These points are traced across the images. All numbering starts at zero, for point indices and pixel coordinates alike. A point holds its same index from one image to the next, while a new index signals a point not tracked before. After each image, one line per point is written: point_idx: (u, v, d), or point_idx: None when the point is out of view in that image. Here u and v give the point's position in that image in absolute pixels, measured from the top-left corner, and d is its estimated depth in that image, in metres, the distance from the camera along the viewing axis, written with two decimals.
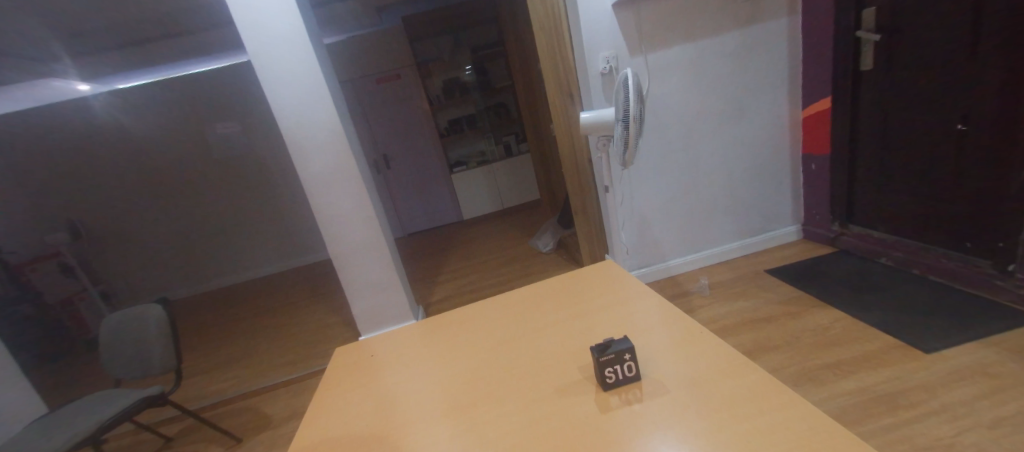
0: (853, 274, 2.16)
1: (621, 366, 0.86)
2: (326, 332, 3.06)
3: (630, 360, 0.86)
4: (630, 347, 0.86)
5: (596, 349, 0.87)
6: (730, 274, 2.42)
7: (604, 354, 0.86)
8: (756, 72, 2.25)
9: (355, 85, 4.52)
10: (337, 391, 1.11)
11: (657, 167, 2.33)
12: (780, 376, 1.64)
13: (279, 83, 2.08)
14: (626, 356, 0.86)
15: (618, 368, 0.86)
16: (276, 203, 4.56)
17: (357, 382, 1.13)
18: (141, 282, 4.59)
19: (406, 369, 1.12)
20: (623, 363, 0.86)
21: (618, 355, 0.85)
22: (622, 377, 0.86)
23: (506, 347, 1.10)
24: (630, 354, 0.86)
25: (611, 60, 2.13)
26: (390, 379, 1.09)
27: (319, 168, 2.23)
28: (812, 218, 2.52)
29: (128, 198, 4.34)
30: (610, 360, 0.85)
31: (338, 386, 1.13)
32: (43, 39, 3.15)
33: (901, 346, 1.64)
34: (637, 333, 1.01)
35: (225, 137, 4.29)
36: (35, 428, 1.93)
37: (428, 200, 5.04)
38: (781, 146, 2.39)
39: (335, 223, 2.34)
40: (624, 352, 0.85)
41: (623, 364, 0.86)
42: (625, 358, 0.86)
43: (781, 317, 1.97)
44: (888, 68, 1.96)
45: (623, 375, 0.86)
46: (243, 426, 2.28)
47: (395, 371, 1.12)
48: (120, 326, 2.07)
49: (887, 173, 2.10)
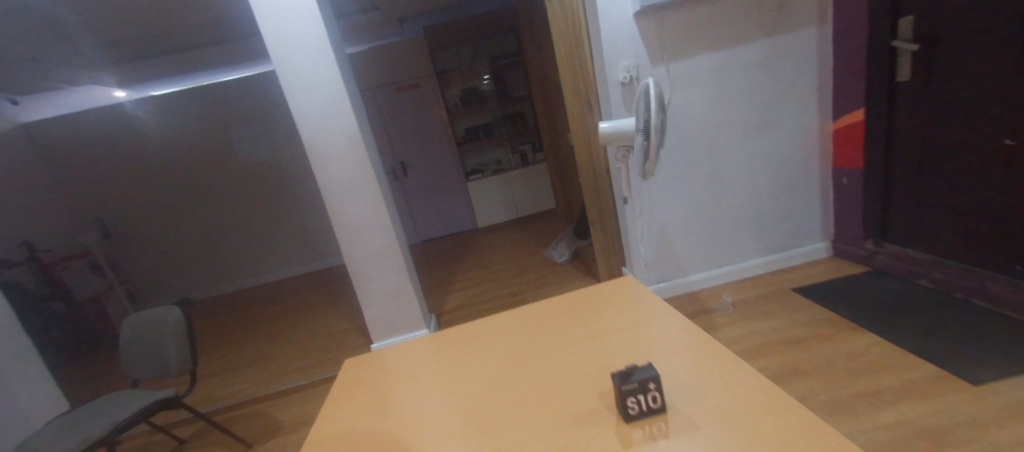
0: (888, 296, 2.04)
1: (645, 396, 0.80)
2: (340, 339, 3.06)
3: (654, 390, 0.80)
4: (656, 376, 0.79)
5: (618, 376, 0.81)
6: (754, 292, 2.31)
7: (627, 382, 0.79)
8: (785, 83, 2.17)
9: (375, 94, 4.59)
10: (345, 405, 1.07)
11: (678, 178, 2.26)
12: (810, 403, 1.55)
13: (302, 92, 2.10)
14: (650, 386, 0.79)
15: (641, 398, 0.80)
16: (295, 208, 4.63)
17: (368, 395, 1.09)
18: (163, 283, 4.70)
19: (417, 385, 1.08)
20: (647, 393, 0.80)
21: (642, 384, 0.79)
22: (646, 408, 0.80)
23: (520, 367, 1.05)
24: (654, 383, 0.79)
25: (631, 70, 2.08)
26: (400, 397, 1.05)
27: (336, 174, 2.24)
28: (843, 235, 2.40)
29: (154, 201, 4.47)
30: (633, 389, 0.79)
31: (345, 402, 1.09)
32: (84, 47, 3.30)
33: (944, 378, 1.53)
34: (661, 359, 0.94)
35: (249, 143, 4.39)
36: (56, 425, 1.95)
37: (444, 207, 5.04)
38: (810, 160, 2.30)
39: (350, 229, 2.32)
40: (649, 381, 0.79)
41: (647, 394, 0.80)
42: (650, 387, 0.79)
43: (810, 339, 1.87)
44: (927, 79, 1.86)
45: (646, 406, 0.80)
46: (254, 431, 2.27)
47: (406, 387, 1.08)
48: (140, 326, 2.10)
49: (925, 188, 1.98)
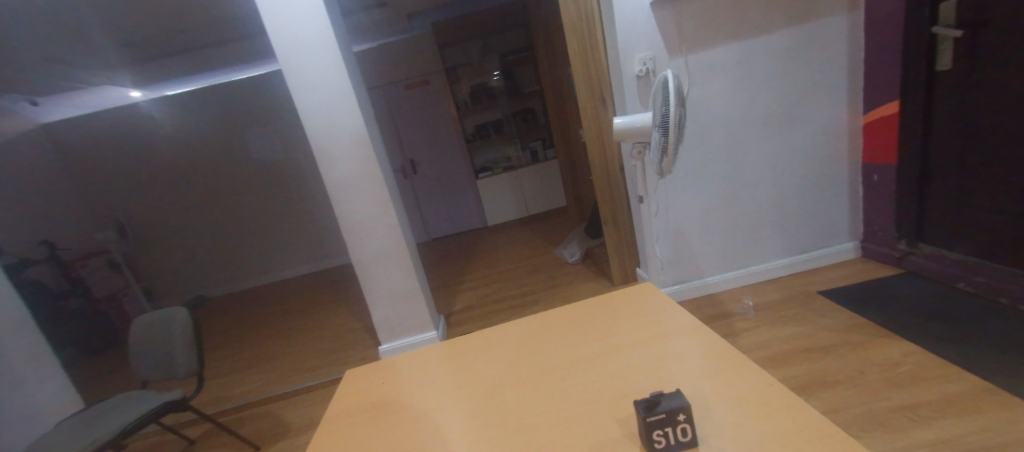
0: (923, 300, 1.92)
1: (674, 429, 0.72)
2: (349, 339, 3.02)
3: (683, 422, 0.72)
4: (685, 407, 0.71)
5: (642, 406, 0.74)
6: (777, 295, 2.20)
7: (652, 413, 0.72)
8: (812, 74, 2.05)
9: (384, 91, 4.54)
10: (345, 424, 1.00)
11: (696, 176, 2.16)
12: (842, 416, 1.45)
13: (307, 89, 2.04)
14: (679, 417, 0.71)
15: (669, 431, 0.72)
16: (304, 206, 4.62)
17: (367, 413, 1.02)
18: (176, 281, 4.73)
19: (421, 402, 1.01)
20: (677, 425, 0.72)
21: (670, 415, 0.71)
22: (674, 442, 0.72)
23: (531, 384, 0.97)
24: (684, 415, 0.72)
25: (647, 62, 1.98)
26: (403, 416, 0.98)
27: (342, 173, 2.18)
28: (872, 234, 2.27)
29: (167, 200, 4.49)
30: (659, 420, 0.71)
31: (344, 420, 1.02)
32: (98, 48, 3.30)
33: (990, 391, 1.41)
34: (687, 380, 0.86)
35: (260, 142, 4.38)
36: (67, 425, 1.93)
37: (454, 205, 4.98)
38: (838, 154, 2.17)
39: (356, 229, 2.27)
40: (678, 412, 0.71)
41: (676, 426, 0.72)
42: (679, 419, 0.72)
43: (840, 346, 1.76)
44: (969, 69, 1.73)
45: (675, 440, 0.72)
46: (262, 433, 2.22)
47: (409, 405, 1.01)
48: (147, 328, 2.06)
49: (967, 185, 1.85)
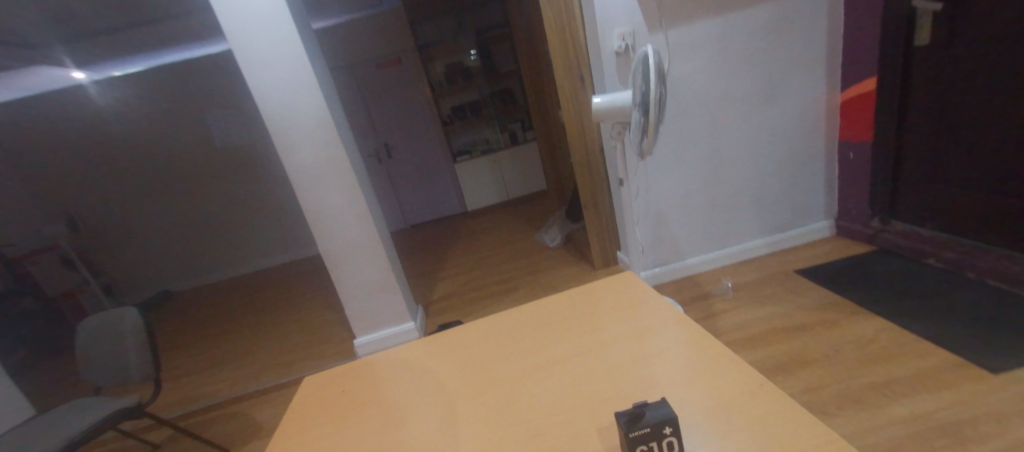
0: (896, 276, 1.94)
1: (660, 443, 0.64)
2: (325, 331, 2.91)
3: (670, 436, 0.64)
4: (673, 419, 0.63)
5: (624, 419, 0.65)
6: (755, 275, 2.21)
7: (636, 428, 0.63)
8: (791, 50, 2.01)
9: (354, 71, 4.32)
10: (297, 442, 0.90)
11: (676, 157, 2.11)
12: (820, 395, 1.46)
13: (263, 67, 1.88)
14: (666, 431, 0.63)
15: (654, 445, 0.64)
16: (274, 194, 4.43)
17: (323, 429, 0.92)
18: (137, 276, 4.48)
19: (383, 415, 0.91)
20: (663, 439, 0.64)
21: (656, 429, 0.63)
22: None
23: (504, 390, 0.89)
24: (671, 428, 0.64)
25: (627, 38, 1.89)
26: (363, 431, 0.88)
27: (306, 158, 2.04)
28: (847, 213, 2.29)
29: (121, 191, 4.21)
30: (644, 435, 0.63)
31: (297, 438, 0.91)
32: (29, 23, 2.99)
33: (961, 366, 1.44)
34: (671, 381, 0.80)
35: (222, 126, 4.13)
36: (8, 437, 1.77)
37: (432, 190, 4.85)
38: (815, 133, 2.16)
39: (324, 218, 2.15)
40: (665, 425, 0.63)
41: (662, 440, 0.64)
42: (666, 432, 0.64)
43: (816, 325, 1.77)
44: (949, 43, 1.71)
45: None
46: (231, 435, 2.12)
47: (371, 418, 0.91)
48: (94, 330, 1.90)
49: (942, 162, 1.86)
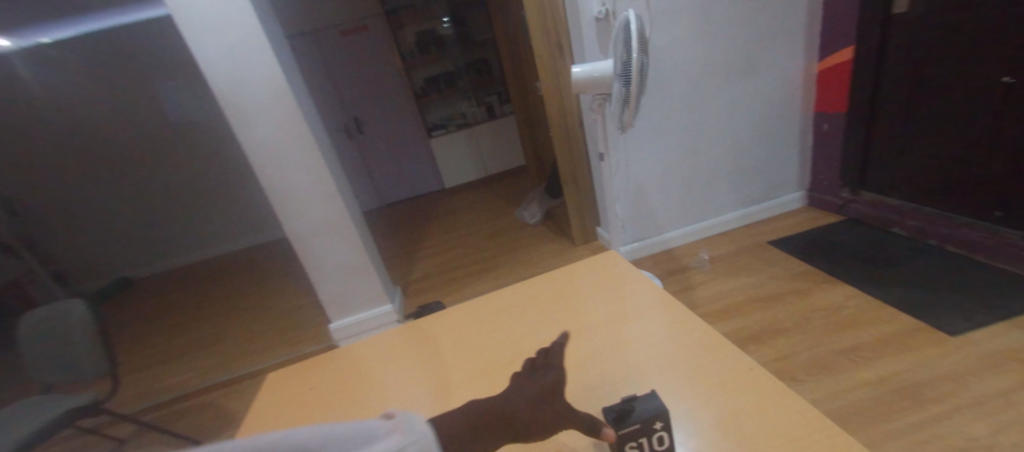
0: (863, 245, 2.00)
1: (650, 438, 0.62)
2: (299, 316, 2.82)
3: (661, 430, 0.61)
4: (663, 413, 0.61)
5: (612, 416, 0.62)
6: (731, 247, 2.24)
7: (625, 425, 0.60)
8: (770, 18, 1.97)
9: (317, 40, 4.05)
10: None
11: (655, 129, 2.08)
12: (790, 363, 1.50)
13: (211, 34, 1.72)
14: (656, 426, 0.61)
15: (644, 441, 0.61)
16: (239, 173, 4.21)
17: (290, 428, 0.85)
18: (92, 263, 4.22)
19: (356, 409, 0.86)
20: (653, 433, 0.61)
21: (646, 425, 0.60)
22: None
23: (485, 379, 0.85)
24: (661, 422, 0.61)
25: (607, 3, 1.82)
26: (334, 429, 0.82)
27: (267, 134, 1.90)
28: (819, 184, 2.34)
29: (66, 172, 3.90)
30: (634, 432, 0.60)
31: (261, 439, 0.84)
32: None
33: (922, 330, 1.51)
34: (658, 365, 0.77)
35: (175, 101, 3.85)
36: None
37: (406, 166, 4.70)
38: (791, 104, 2.16)
39: (290, 197, 2.03)
40: (655, 420, 0.60)
41: (652, 435, 0.61)
42: (657, 427, 0.61)
43: (789, 294, 1.82)
44: (925, 11, 1.70)
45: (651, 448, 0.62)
46: (201, 427, 2.05)
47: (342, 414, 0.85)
48: (38, 327, 1.77)
49: (912, 133, 1.89)
